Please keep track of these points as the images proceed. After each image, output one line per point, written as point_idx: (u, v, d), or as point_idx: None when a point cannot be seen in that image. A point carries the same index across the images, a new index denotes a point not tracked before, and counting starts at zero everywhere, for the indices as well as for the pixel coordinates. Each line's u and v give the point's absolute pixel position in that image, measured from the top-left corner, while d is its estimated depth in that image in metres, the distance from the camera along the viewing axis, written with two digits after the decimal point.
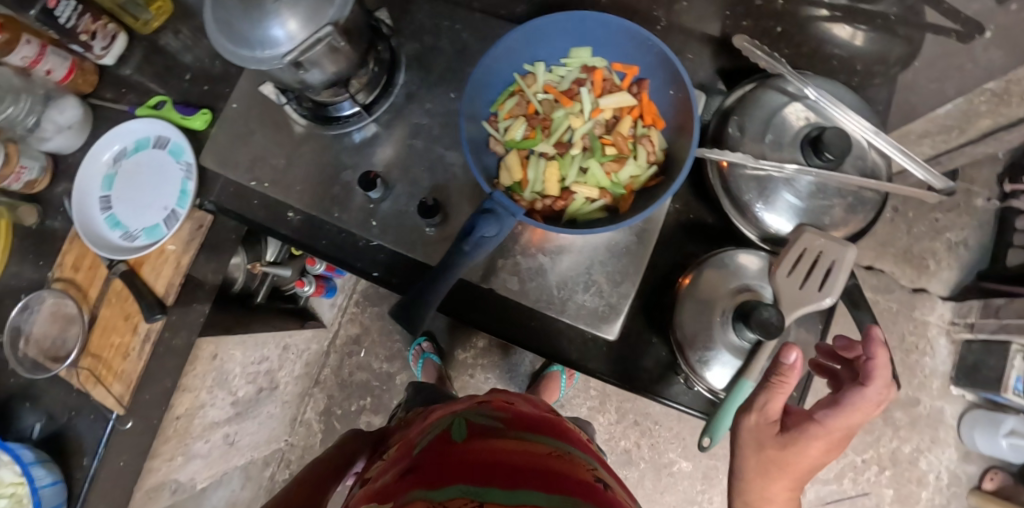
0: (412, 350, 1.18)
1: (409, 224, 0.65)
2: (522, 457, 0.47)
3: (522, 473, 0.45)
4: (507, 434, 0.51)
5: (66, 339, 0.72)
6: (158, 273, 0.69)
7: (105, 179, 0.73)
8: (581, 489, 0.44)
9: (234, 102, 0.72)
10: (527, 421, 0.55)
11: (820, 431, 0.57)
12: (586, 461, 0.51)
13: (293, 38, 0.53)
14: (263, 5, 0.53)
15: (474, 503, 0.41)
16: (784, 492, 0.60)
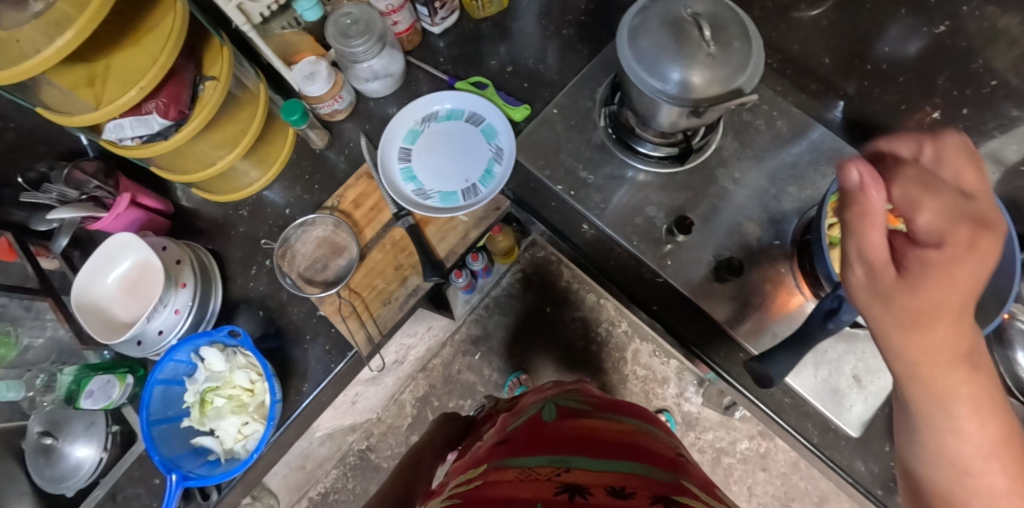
0: (511, 381, 1.22)
1: (699, 275, 0.72)
2: (610, 435, 0.46)
3: (620, 448, 0.43)
4: (592, 420, 0.49)
5: (327, 267, 0.73)
6: (443, 237, 0.73)
7: (410, 133, 0.77)
8: (685, 469, 0.42)
9: (555, 107, 0.76)
10: (610, 407, 0.53)
11: (932, 252, 0.35)
12: (668, 445, 0.48)
13: (709, 92, 0.59)
14: (695, 55, 0.58)
15: (561, 468, 0.39)
16: (950, 334, 0.36)
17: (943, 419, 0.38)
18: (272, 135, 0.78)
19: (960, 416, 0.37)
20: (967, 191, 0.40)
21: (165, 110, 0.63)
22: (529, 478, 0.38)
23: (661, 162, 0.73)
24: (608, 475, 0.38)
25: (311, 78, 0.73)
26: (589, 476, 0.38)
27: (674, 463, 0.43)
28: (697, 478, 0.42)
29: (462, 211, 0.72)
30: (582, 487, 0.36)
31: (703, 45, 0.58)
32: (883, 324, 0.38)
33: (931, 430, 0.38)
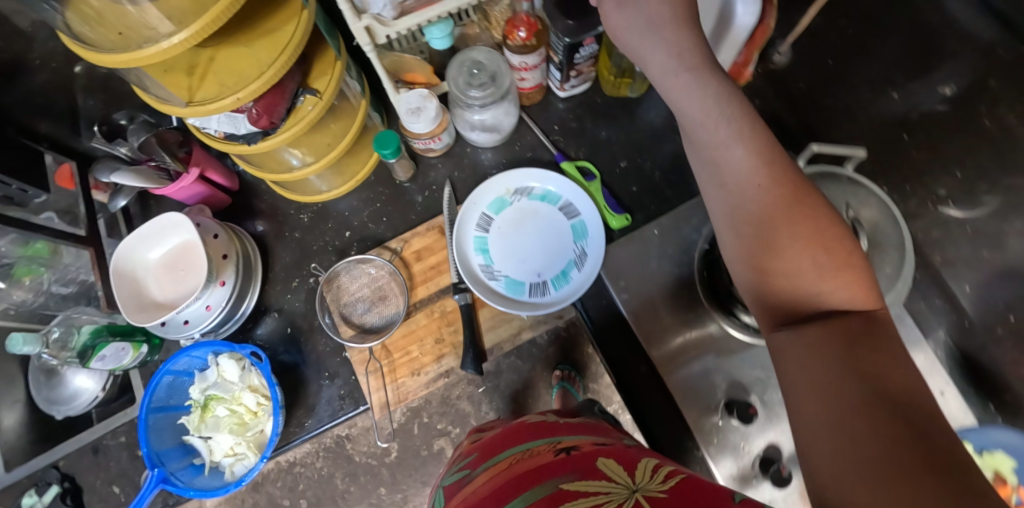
0: None
1: (743, 469, 0.62)
2: (497, 480, 0.41)
3: (505, 488, 0.39)
4: (473, 480, 0.46)
5: (370, 312, 0.70)
6: (494, 326, 0.69)
7: (497, 201, 0.71)
8: (561, 467, 0.39)
9: (656, 229, 0.70)
10: (496, 454, 0.51)
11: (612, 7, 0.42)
12: (552, 443, 0.46)
13: None
14: None
15: None
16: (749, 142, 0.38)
17: (781, 230, 0.38)
18: (358, 150, 0.72)
19: (765, 194, 0.38)
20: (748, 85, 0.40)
21: (256, 118, 0.57)
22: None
23: (747, 330, 0.64)
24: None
25: (417, 113, 0.67)
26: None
27: (552, 467, 0.40)
28: (568, 468, 0.39)
29: (521, 307, 0.67)
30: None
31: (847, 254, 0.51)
32: (699, 93, 0.39)
33: (760, 234, 0.38)
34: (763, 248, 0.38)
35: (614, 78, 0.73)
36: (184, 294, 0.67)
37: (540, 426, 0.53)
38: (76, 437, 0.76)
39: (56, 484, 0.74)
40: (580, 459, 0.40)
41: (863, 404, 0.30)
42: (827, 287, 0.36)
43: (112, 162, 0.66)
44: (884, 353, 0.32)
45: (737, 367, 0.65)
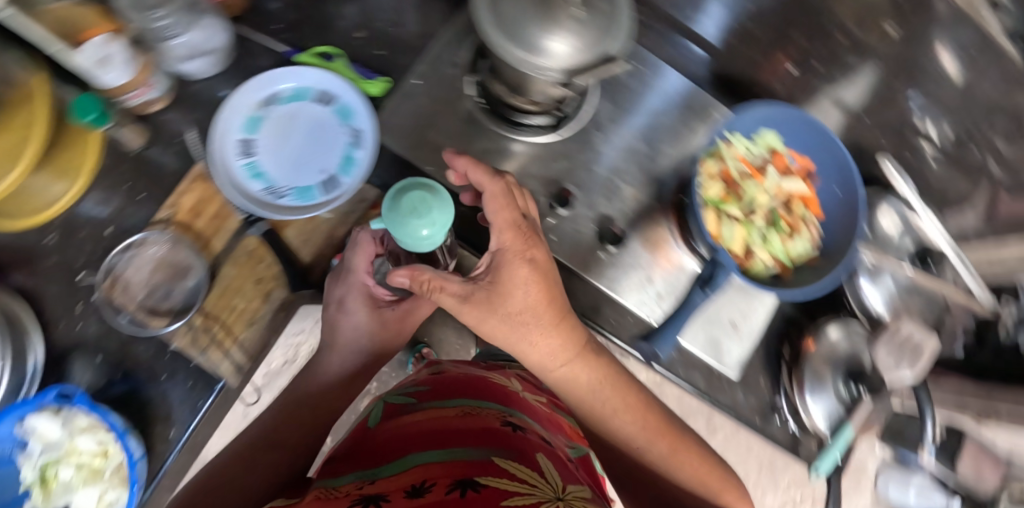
0: None
1: (588, 244, 0.68)
2: (439, 424, 0.56)
3: (444, 437, 0.53)
4: (414, 413, 0.60)
5: (173, 292, 0.63)
6: (306, 239, 0.63)
7: (248, 121, 0.66)
8: (493, 437, 0.52)
9: (416, 78, 0.68)
10: (447, 386, 0.67)
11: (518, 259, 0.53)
12: (500, 411, 0.60)
13: (567, 56, 0.53)
14: (546, 17, 0.52)
15: (365, 482, 0.48)
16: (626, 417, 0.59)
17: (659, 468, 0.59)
18: (69, 136, 0.61)
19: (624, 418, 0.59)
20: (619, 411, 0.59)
21: None
22: (325, 497, 0.46)
23: (539, 130, 0.69)
24: (407, 477, 0.46)
25: (108, 64, 0.56)
26: (394, 481, 0.46)
27: (484, 434, 0.53)
28: (501, 447, 0.51)
29: (319, 210, 0.63)
30: (382, 495, 0.44)
31: (570, 7, 0.52)
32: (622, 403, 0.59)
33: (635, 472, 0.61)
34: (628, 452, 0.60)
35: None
36: None
37: (491, 385, 0.68)
38: None
39: None
40: (521, 441, 0.53)
41: (637, 458, 0.60)
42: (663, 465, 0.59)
43: None
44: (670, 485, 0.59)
45: (541, 166, 0.69)
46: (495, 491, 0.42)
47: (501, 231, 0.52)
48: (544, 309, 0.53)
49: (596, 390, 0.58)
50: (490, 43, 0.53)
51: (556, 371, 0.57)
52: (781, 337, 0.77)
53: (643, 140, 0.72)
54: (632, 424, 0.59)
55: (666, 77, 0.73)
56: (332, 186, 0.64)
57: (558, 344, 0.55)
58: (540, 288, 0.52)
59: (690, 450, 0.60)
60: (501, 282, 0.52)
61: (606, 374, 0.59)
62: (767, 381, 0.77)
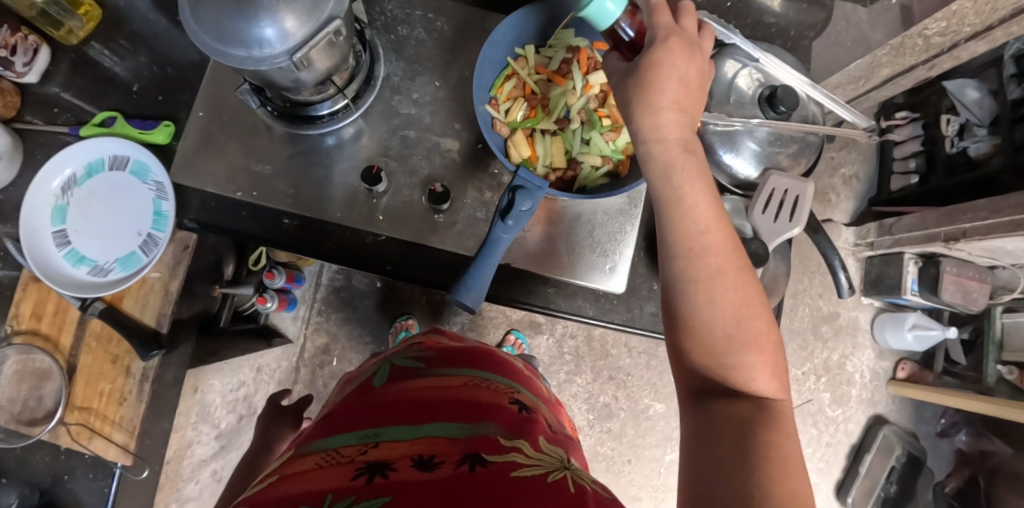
0: (394, 327, 1.21)
1: (418, 214, 0.67)
2: (446, 392, 0.55)
3: (439, 409, 0.52)
4: (423, 378, 0.59)
5: (42, 399, 0.63)
6: (144, 304, 0.67)
7: (57, 211, 0.64)
8: (498, 414, 0.53)
9: (199, 110, 0.66)
10: (449, 355, 0.66)
11: (678, 54, 0.45)
12: (503, 385, 0.61)
13: (292, 35, 0.52)
14: (254, 4, 0.51)
15: (368, 445, 0.48)
16: (731, 290, 0.42)
17: (711, 305, 0.42)
18: None
19: (718, 276, 0.43)
20: (711, 255, 0.43)
21: None
22: (329, 463, 0.46)
23: (341, 115, 0.66)
24: (413, 446, 0.47)
25: None
26: (397, 449, 0.47)
27: (493, 411, 0.53)
28: (508, 425, 0.52)
29: (147, 268, 0.64)
30: (386, 462, 0.45)
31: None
32: (678, 192, 0.44)
33: (703, 328, 0.43)
34: (737, 297, 0.42)
35: (59, 27, 0.66)
36: None
37: (493, 359, 0.68)
38: None
39: None
40: (527, 424, 0.54)
41: (697, 247, 0.43)
42: (742, 343, 0.42)
43: None
44: (747, 342, 0.42)
45: (353, 150, 0.68)
46: (502, 465, 0.44)
47: (667, 39, 0.45)
48: (687, 103, 0.46)
49: (677, 172, 0.45)
50: (206, 54, 0.52)
51: (661, 142, 0.46)
52: (658, 238, 0.74)
53: (446, 89, 0.69)
54: (706, 217, 0.44)
55: (452, 22, 0.71)
56: (152, 248, 0.66)
57: (677, 117, 0.46)
58: (683, 91, 0.45)
59: (748, 277, 0.44)
60: (642, 75, 0.45)
61: (699, 166, 0.46)
62: (661, 285, 0.72)
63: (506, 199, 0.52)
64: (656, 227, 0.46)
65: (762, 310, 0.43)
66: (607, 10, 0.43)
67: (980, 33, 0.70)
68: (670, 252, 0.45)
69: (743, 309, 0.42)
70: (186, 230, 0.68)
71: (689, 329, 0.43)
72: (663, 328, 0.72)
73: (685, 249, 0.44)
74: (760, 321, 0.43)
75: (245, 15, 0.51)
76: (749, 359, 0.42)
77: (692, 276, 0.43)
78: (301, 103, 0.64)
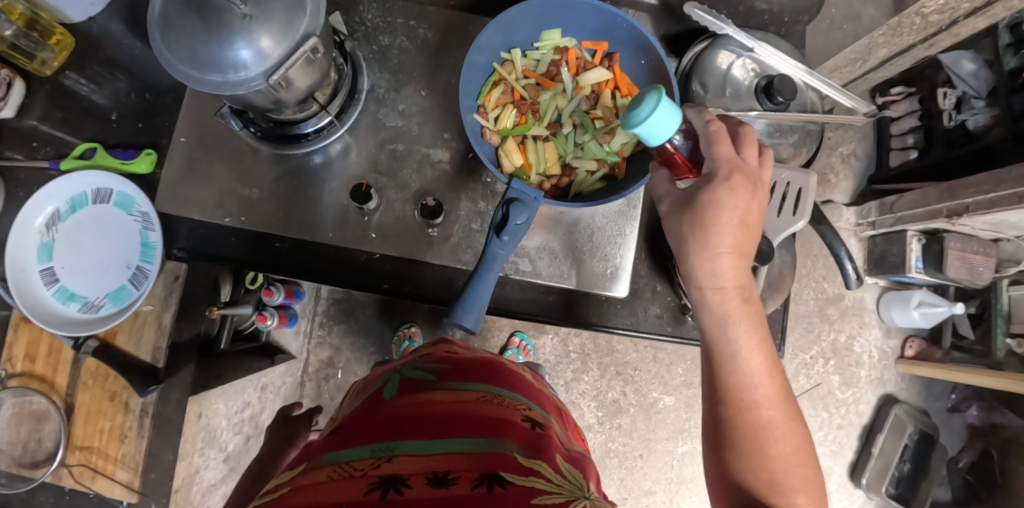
0: (397, 336, 1.19)
1: (411, 229, 0.65)
2: (460, 407, 0.55)
3: (454, 425, 0.51)
4: (435, 391, 0.58)
5: (41, 441, 0.62)
6: (139, 339, 0.66)
7: (42, 248, 0.62)
8: (513, 431, 0.52)
9: (182, 135, 0.65)
10: (460, 367, 0.65)
11: (739, 184, 0.44)
12: (516, 401, 0.60)
13: (268, 55, 0.50)
14: (225, 26, 0.49)
15: (382, 459, 0.47)
16: (785, 434, 0.44)
17: (759, 441, 0.44)
18: None
19: (768, 414, 0.44)
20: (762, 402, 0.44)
21: None
22: (341, 476, 0.46)
23: (327, 131, 0.64)
24: (428, 463, 0.46)
25: None
26: (411, 464, 0.46)
27: (507, 427, 0.52)
28: (523, 443, 0.51)
29: (139, 301, 0.63)
30: (402, 479, 0.44)
31: (233, 7, 0.49)
32: (746, 341, 0.45)
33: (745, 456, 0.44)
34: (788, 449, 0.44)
35: (32, 60, 0.64)
36: None
37: (505, 371, 0.67)
38: None
39: None
40: (541, 442, 0.53)
41: (749, 402, 0.44)
42: (787, 477, 0.43)
43: None
44: (794, 479, 0.44)
45: (341, 168, 0.66)
46: (521, 488, 0.44)
47: (730, 178, 0.44)
48: (740, 237, 0.45)
49: (733, 324, 0.45)
50: (181, 79, 0.50)
51: (719, 291, 0.45)
52: (659, 238, 0.72)
53: (432, 98, 0.68)
54: (758, 365, 0.45)
55: (435, 27, 0.69)
56: (141, 280, 0.65)
57: (735, 261, 0.45)
58: (741, 232, 0.45)
59: (797, 426, 0.45)
60: (696, 213, 0.45)
61: (754, 318, 0.46)
62: (665, 286, 0.71)
63: (500, 212, 0.50)
64: (708, 378, 0.47)
65: (804, 453, 0.45)
66: (656, 129, 0.40)
67: (979, 8, 0.68)
68: (722, 399, 0.45)
69: (790, 455, 0.44)
70: (174, 260, 0.66)
71: (736, 473, 0.44)
72: (668, 329, 0.71)
73: (734, 399, 0.45)
74: (804, 465, 0.44)
75: (216, 37, 0.49)
76: (795, 501, 0.43)
77: (744, 424, 0.44)
78: (285, 122, 0.62)
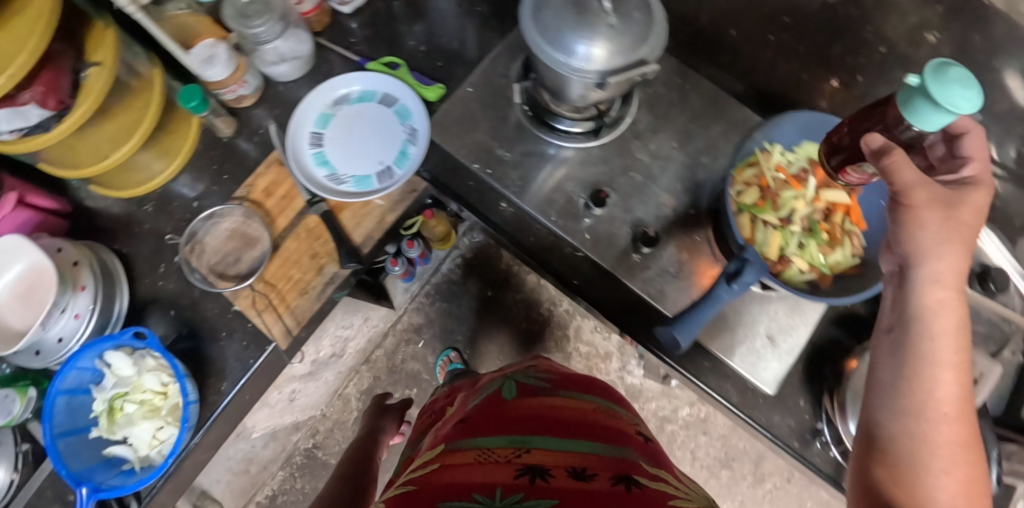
0: (441, 358, 1.18)
1: (619, 246, 0.71)
2: (588, 418, 0.56)
3: (581, 431, 0.53)
4: (555, 399, 0.61)
5: (239, 260, 0.71)
6: (358, 222, 0.71)
7: (321, 117, 0.74)
8: (634, 441, 0.53)
9: (470, 86, 0.75)
10: (570, 383, 0.66)
11: (979, 192, 0.46)
12: (629, 418, 0.60)
13: (608, 61, 0.59)
14: (592, 24, 0.58)
15: (520, 448, 0.49)
16: (952, 461, 0.42)
17: (923, 453, 0.42)
18: (171, 128, 0.74)
19: (944, 432, 0.42)
20: (948, 413, 0.43)
21: (42, 99, 0.59)
22: (485, 461, 0.48)
23: (577, 137, 0.73)
24: (567, 456, 0.47)
25: (209, 62, 0.70)
26: (550, 458, 0.47)
27: (631, 440, 0.53)
28: (643, 452, 0.51)
29: (374, 195, 0.70)
30: (545, 467, 0.46)
31: (604, 15, 0.58)
32: (937, 335, 0.43)
33: (915, 469, 0.42)
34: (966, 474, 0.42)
35: None
36: (41, 313, 0.65)
37: (608, 389, 0.68)
38: None
39: None
40: (659, 455, 0.53)
41: (941, 411, 0.43)
42: (952, 503, 0.41)
43: None
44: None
45: (580, 170, 0.73)
46: (656, 491, 0.44)
47: (980, 184, 0.47)
48: (948, 248, 0.43)
49: (927, 323, 0.44)
50: (536, 47, 0.60)
51: (939, 287, 0.44)
52: (822, 362, 0.72)
53: (679, 151, 0.74)
54: (951, 387, 0.43)
55: (706, 96, 0.77)
56: (383, 176, 0.71)
57: (960, 261, 0.44)
58: (965, 229, 0.44)
59: (973, 453, 0.43)
60: (896, 211, 0.46)
61: (960, 314, 0.44)
62: (808, 407, 0.71)
63: (733, 265, 0.54)
64: (889, 374, 0.45)
65: (971, 449, 0.43)
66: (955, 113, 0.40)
67: None
68: (902, 408, 0.44)
69: (959, 458, 0.42)
70: (421, 178, 0.76)
71: (921, 481, 0.44)
72: (796, 445, 0.71)
73: (917, 404, 0.43)
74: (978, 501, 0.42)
75: (582, 34, 0.58)
76: None
77: (912, 435, 0.43)
78: (554, 112, 0.72)
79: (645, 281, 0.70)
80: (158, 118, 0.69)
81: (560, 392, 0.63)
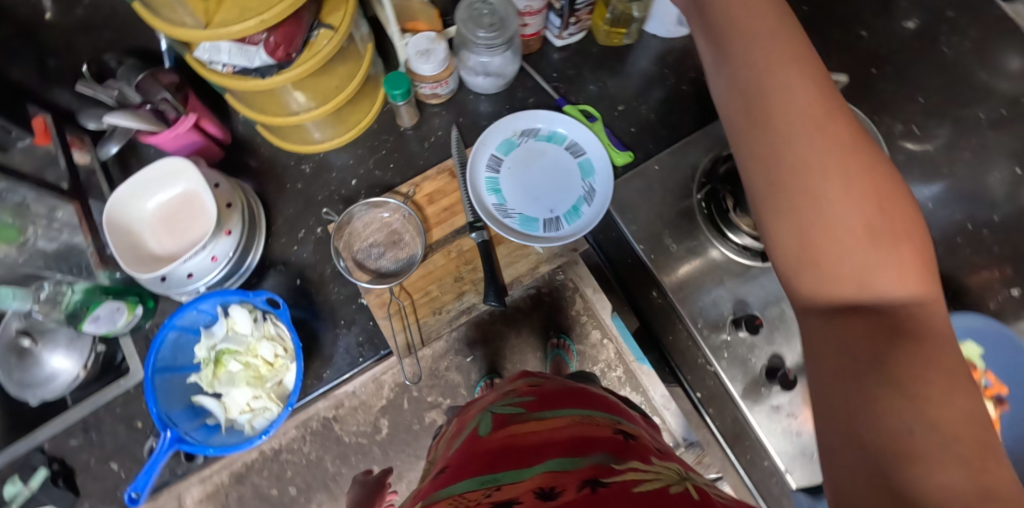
0: None
1: (756, 378, 0.64)
2: (551, 433, 0.47)
3: (548, 449, 0.44)
4: (522, 424, 0.50)
5: (383, 257, 0.69)
6: (512, 263, 0.70)
7: (506, 143, 0.72)
8: (602, 442, 0.45)
9: (657, 164, 0.71)
10: (551, 397, 0.56)
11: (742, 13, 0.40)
12: (606, 419, 0.52)
13: None
14: None
15: (491, 487, 0.40)
16: (944, 383, 0.30)
17: (873, 375, 0.31)
18: (358, 99, 0.72)
19: (903, 362, 0.31)
20: (906, 338, 0.32)
21: (273, 48, 0.56)
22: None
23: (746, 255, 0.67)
24: (531, 481, 0.40)
25: (426, 56, 0.68)
26: (518, 487, 0.39)
27: (598, 441, 0.45)
28: (611, 451, 0.44)
29: (535, 242, 0.68)
30: (514, 502, 0.37)
31: None
32: (852, 205, 0.35)
33: (853, 387, 0.32)
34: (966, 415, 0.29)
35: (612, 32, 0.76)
36: (187, 244, 0.64)
37: (592, 393, 0.58)
38: (60, 417, 0.69)
39: (43, 468, 0.67)
40: (639, 455, 0.45)
41: (842, 301, 0.34)
42: (910, 417, 0.29)
43: (98, 109, 0.63)
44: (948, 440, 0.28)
45: (741, 288, 0.68)
46: (621, 483, 0.37)
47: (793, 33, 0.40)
48: (787, 70, 0.38)
49: (792, 75, 0.38)
50: None
51: (788, 111, 0.37)
52: None
53: None
54: (851, 261, 0.34)
55: None
56: (550, 225, 0.70)
57: (812, 123, 0.36)
58: (822, 84, 0.38)
59: (939, 367, 0.31)
60: (725, 53, 0.40)
61: (867, 182, 0.35)
62: None
63: None
64: (786, 249, 0.36)
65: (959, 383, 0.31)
66: None
67: None
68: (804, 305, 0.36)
69: (886, 265, 0.34)
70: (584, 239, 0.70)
71: (827, 313, 0.35)
72: None
73: (822, 300, 0.35)
74: (951, 420, 0.29)
75: None
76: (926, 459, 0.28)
77: (820, 347, 0.34)
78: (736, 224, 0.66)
79: (771, 423, 0.63)
80: (356, 92, 0.67)
81: (523, 413, 0.52)
